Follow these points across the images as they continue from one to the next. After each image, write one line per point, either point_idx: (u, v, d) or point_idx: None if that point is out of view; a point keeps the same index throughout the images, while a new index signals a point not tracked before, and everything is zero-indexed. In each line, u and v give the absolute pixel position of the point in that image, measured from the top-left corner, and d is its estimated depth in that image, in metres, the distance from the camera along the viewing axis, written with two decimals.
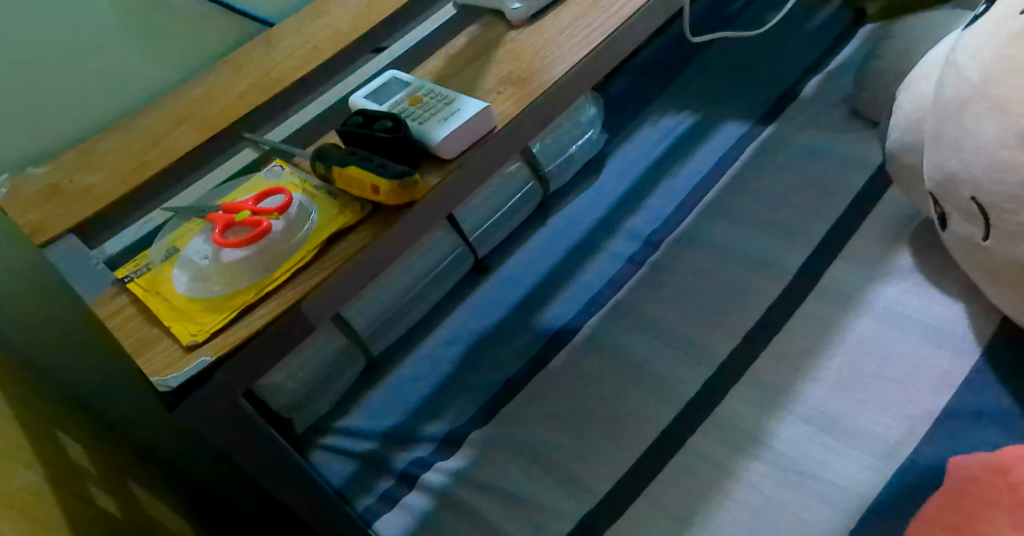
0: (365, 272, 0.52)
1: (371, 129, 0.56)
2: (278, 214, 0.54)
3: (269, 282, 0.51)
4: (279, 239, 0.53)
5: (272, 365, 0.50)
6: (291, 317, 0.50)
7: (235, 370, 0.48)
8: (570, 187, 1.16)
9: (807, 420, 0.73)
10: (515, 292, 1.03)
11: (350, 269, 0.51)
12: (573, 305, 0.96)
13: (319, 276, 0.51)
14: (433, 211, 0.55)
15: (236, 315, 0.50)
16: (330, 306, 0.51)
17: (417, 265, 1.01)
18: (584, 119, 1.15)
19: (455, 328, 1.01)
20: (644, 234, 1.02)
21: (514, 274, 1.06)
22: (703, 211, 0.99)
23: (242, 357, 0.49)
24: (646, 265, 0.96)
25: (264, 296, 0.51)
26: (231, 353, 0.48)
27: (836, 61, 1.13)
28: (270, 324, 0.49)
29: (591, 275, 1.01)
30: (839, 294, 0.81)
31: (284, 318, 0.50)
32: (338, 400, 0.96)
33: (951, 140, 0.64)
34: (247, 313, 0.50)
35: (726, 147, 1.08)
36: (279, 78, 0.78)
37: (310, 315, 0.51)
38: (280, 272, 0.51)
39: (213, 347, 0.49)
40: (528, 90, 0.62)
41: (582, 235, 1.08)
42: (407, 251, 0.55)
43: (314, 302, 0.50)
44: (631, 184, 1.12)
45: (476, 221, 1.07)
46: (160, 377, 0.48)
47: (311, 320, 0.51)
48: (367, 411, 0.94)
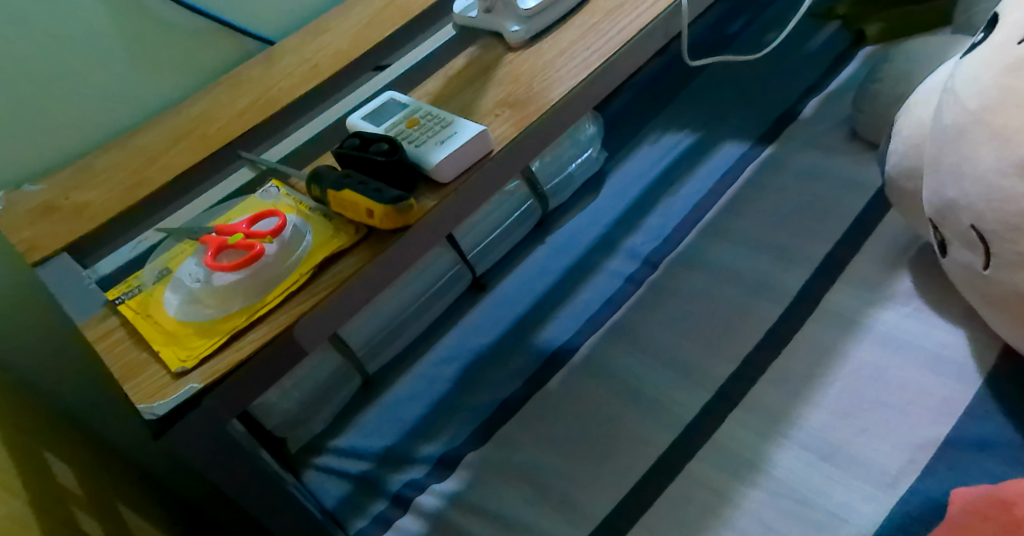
0: (359, 297, 0.52)
1: (367, 152, 0.56)
2: (272, 237, 0.53)
3: (261, 306, 0.51)
4: (272, 262, 0.52)
5: (262, 392, 0.50)
6: (281, 343, 0.49)
7: (226, 397, 0.48)
8: (570, 205, 1.16)
9: (807, 447, 0.72)
10: (513, 310, 1.03)
11: (345, 294, 0.51)
12: (572, 325, 0.96)
13: (312, 300, 0.50)
14: (429, 236, 0.55)
15: (227, 340, 0.49)
16: (323, 330, 0.51)
17: (415, 284, 1.01)
18: (583, 137, 1.15)
19: (453, 346, 1.00)
20: (643, 253, 1.02)
21: (513, 291, 1.06)
22: (702, 232, 0.99)
23: (232, 384, 0.48)
24: (645, 285, 0.96)
25: (255, 320, 0.50)
26: (222, 379, 0.48)
27: (836, 82, 1.14)
28: (262, 350, 0.49)
29: (590, 294, 1.00)
30: (840, 318, 0.80)
31: (276, 344, 0.49)
32: (334, 419, 0.95)
33: (950, 167, 0.64)
34: (238, 338, 0.49)
35: (726, 167, 1.08)
36: (278, 96, 0.78)
37: (304, 340, 0.50)
38: (272, 297, 0.51)
39: (203, 374, 0.48)
40: (526, 112, 0.62)
41: (582, 253, 1.08)
42: (402, 275, 0.54)
43: (306, 328, 0.50)
44: (631, 203, 1.12)
45: (474, 240, 1.07)
46: (147, 404, 0.47)
47: (303, 346, 0.50)
48: (363, 430, 0.93)
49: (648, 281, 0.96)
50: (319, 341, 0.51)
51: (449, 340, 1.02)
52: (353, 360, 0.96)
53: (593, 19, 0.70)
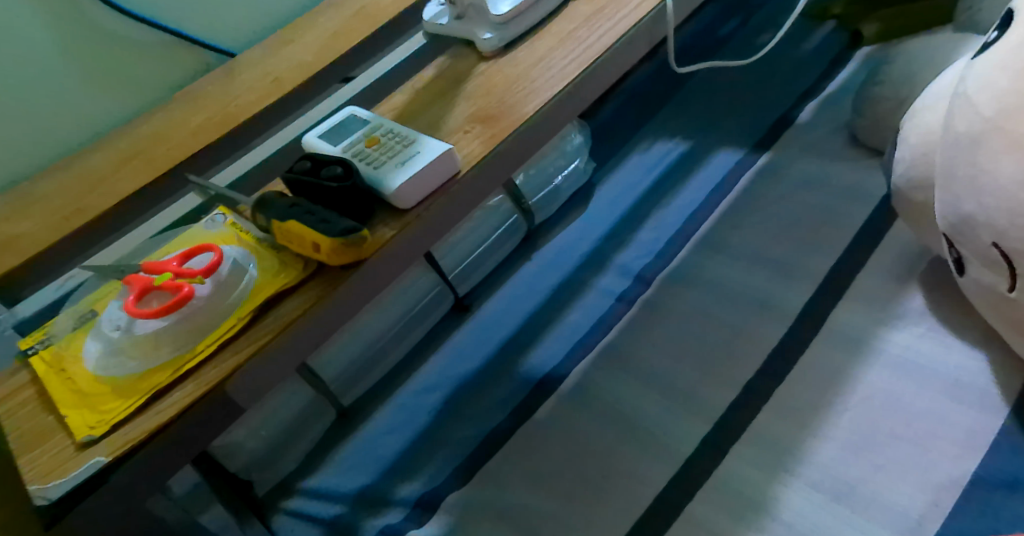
0: (303, 342, 0.46)
1: (318, 176, 0.50)
2: (204, 277, 0.47)
3: (189, 359, 0.45)
4: (203, 307, 0.46)
5: (186, 462, 0.44)
6: (207, 404, 0.43)
7: (138, 472, 0.42)
8: (557, 219, 1.11)
9: (816, 486, 0.66)
10: (499, 333, 0.97)
11: (286, 341, 0.45)
12: (561, 349, 0.90)
13: (247, 351, 0.44)
14: (387, 270, 0.49)
15: (146, 402, 0.43)
16: (260, 386, 0.45)
17: (393, 308, 0.95)
18: (570, 147, 1.11)
19: (434, 373, 0.94)
20: (635, 269, 0.97)
21: (498, 313, 1.00)
22: (696, 245, 0.95)
23: (151, 454, 0.42)
24: (637, 304, 0.91)
25: (181, 376, 0.44)
26: (134, 451, 0.42)
27: (833, 85, 1.09)
28: (186, 412, 0.43)
29: (579, 316, 0.95)
30: (848, 340, 0.75)
31: (203, 404, 0.43)
32: (307, 456, 0.88)
33: (965, 179, 0.58)
34: (158, 399, 0.43)
35: (719, 177, 1.03)
36: (236, 113, 0.72)
37: (237, 397, 0.44)
38: (202, 347, 0.45)
39: (112, 445, 0.42)
40: (498, 128, 0.56)
41: (570, 272, 1.02)
42: (356, 314, 0.48)
43: (240, 384, 0.44)
44: (621, 217, 1.07)
45: (456, 259, 1.02)
46: (41, 486, 0.42)
47: (238, 404, 0.44)
48: (336, 467, 0.86)
49: (640, 302, 0.91)
50: (254, 397, 0.45)
51: (430, 366, 0.95)
52: (326, 393, 0.90)
53: (571, 26, 0.65)
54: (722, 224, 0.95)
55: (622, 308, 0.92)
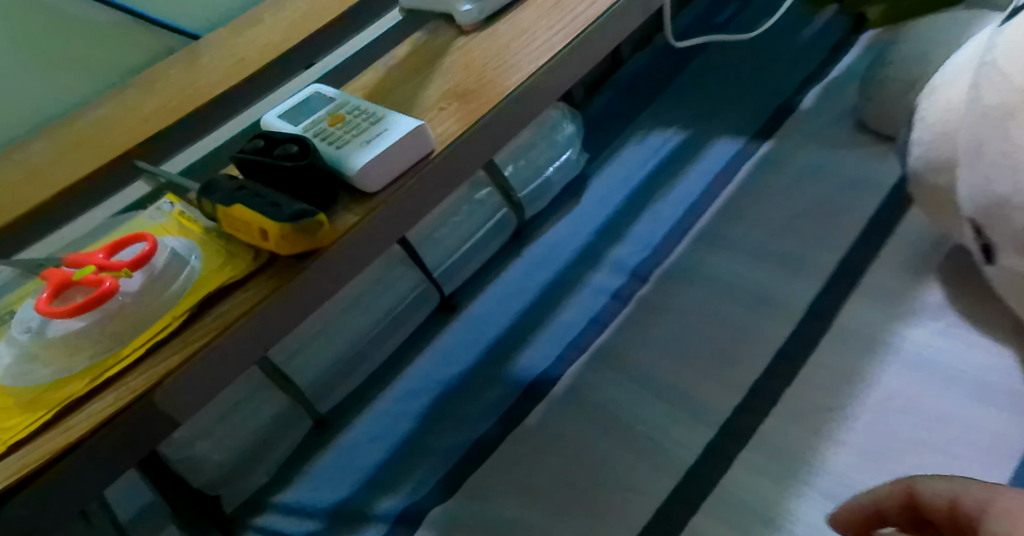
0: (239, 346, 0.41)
1: (270, 155, 0.44)
2: (130, 270, 0.43)
3: (110, 366, 0.40)
4: (130, 306, 0.42)
5: (103, 486, 0.39)
6: (128, 419, 0.38)
7: (41, 504, 0.37)
8: (548, 213, 1.05)
9: (831, 497, 0.60)
10: (486, 335, 0.91)
11: (222, 344, 0.40)
12: (552, 351, 0.84)
13: (177, 356, 0.40)
14: (348, 263, 0.44)
15: (59, 414, 0.39)
16: (193, 396, 0.40)
17: (374, 308, 0.90)
18: (561, 137, 1.05)
19: (418, 377, 0.88)
20: (631, 265, 0.92)
21: (486, 314, 0.94)
22: (695, 239, 0.89)
23: (61, 475, 0.37)
24: (632, 303, 0.85)
25: (100, 385, 0.40)
26: (35, 476, 0.37)
27: (836, 71, 1.03)
28: (105, 427, 0.38)
29: (571, 315, 0.89)
30: (862, 338, 0.69)
31: (124, 417, 0.38)
32: (281, 467, 0.82)
33: (996, 156, 0.52)
34: (70, 413, 0.39)
35: (719, 167, 0.98)
36: (194, 95, 0.66)
37: (164, 411, 0.39)
38: (128, 350, 0.41)
39: (7, 470, 0.37)
40: (478, 104, 0.51)
41: (562, 269, 0.96)
42: (310, 313, 0.43)
43: (168, 395, 0.39)
44: (615, 210, 1.01)
45: (440, 256, 0.96)
46: None
47: (168, 416, 0.39)
48: (313, 479, 0.80)
49: (636, 300, 0.85)
50: (186, 413, 0.40)
51: (415, 370, 0.89)
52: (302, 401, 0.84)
53: None
54: (721, 218, 0.90)
55: (617, 307, 0.86)
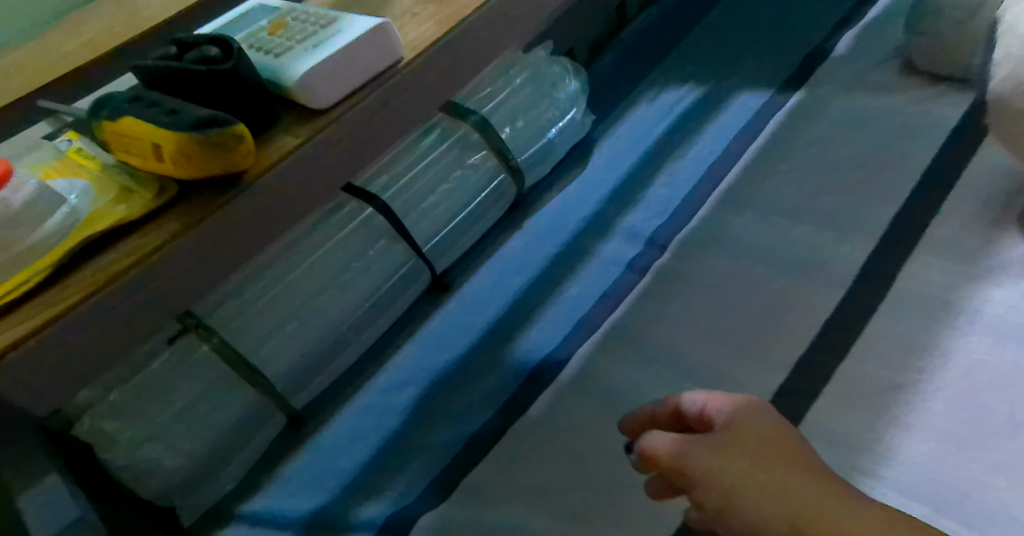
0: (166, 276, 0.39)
1: (185, 60, 0.40)
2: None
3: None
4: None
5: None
6: (24, 354, 0.35)
7: None
8: (551, 182, 0.94)
9: (909, 493, 0.49)
10: (483, 317, 0.81)
11: (115, 290, 0.37)
12: (559, 331, 0.74)
13: (55, 306, 0.36)
14: (270, 206, 0.41)
15: None
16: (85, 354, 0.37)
17: (355, 290, 0.79)
18: (564, 95, 0.94)
19: (407, 367, 0.78)
20: (645, 233, 0.80)
21: (482, 293, 0.84)
22: (720, 201, 0.78)
23: None
24: (649, 275, 0.74)
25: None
26: None
27: (874, 11, 0.92)
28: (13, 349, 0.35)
29: (579, 291, 0.78)
30: (930, 305, 0.58)
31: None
32: (248, 472, 0.72)
33: None
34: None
35: (743, 122, 0.87)
36: (122, 31, 0.55)
37: (82, 333, 0.37)
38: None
39: None
40: (452, 10, 0.47)
41: (567, 240, 0.86)
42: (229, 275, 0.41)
43: (41, 349, 0.35)
44: (626, 176, 0.90)
45: (430, 229, 0.85)
46: None
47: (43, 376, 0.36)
48: (285, 483, 0.70)
49: (653, 271, 0.74)
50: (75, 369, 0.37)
51: (399, 359, 0.79)
52: (274, 397, 0.73)
53: None
54: (750, 175, 0.79)
55: (634, 278, 0.75)
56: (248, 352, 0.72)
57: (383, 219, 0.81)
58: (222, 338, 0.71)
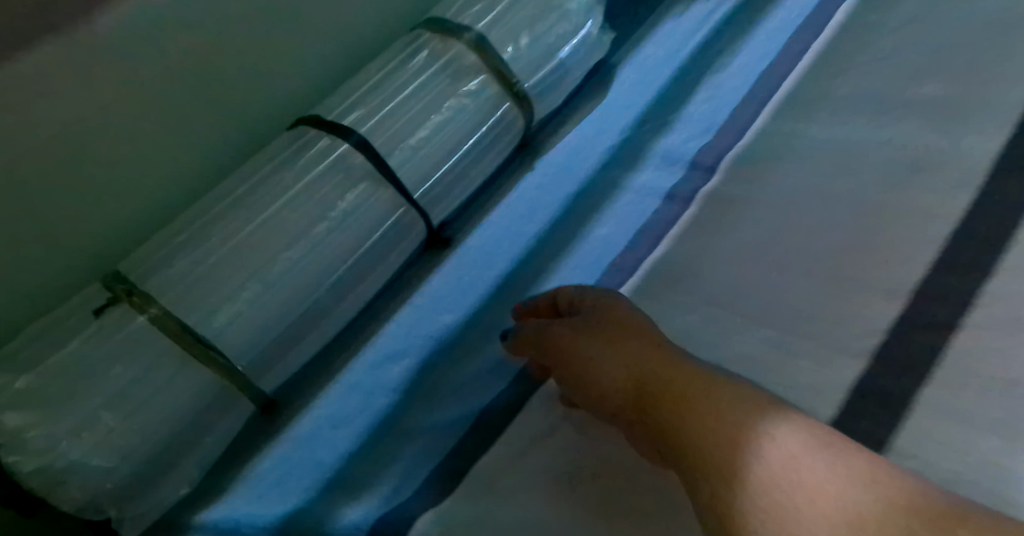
0: None
1: None
2: None
3: None
4: None
5: None
6: None
7: None
8: (558, 117, 0.81)
9: None
10: (500, 265, 0.72)
11: None
12: (587, 273, 0.67)
13: None
14: None
15: None
16: None
17: (330, 248, 0.65)
18: (576, 6, 0.77)
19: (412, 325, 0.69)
20: (687, 153, 0.71)
21: (499, 238, 0.74)
22: (781, 109, 0.69)
23: None
24: (696, 202, 0.66)
25: None
26: None
27: None
28: None
29: (610, 229, 0.70)
30: None
31: None
32: (220, 456, 0.64)
33: None
34: None
35: (791, 30, 0.76)
36: None
37: None
38: None
39: None
40: None
41: (590, 175, 0.76)
42: None
43: None
44: (653, 103, 0.79)
45: (421, 172, 0.70)
46: None
47: None
48: (272, 464, 0.63)
49: (701, 198, 0.66)
50: None
51: (406, 317, 0.70)
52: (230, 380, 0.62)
53: None
54: (799, 101, 0.69)
55: (673, 211, 0.67)
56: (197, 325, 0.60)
57: (360, 159, 0.67)
58: (161, 306, 0.59)
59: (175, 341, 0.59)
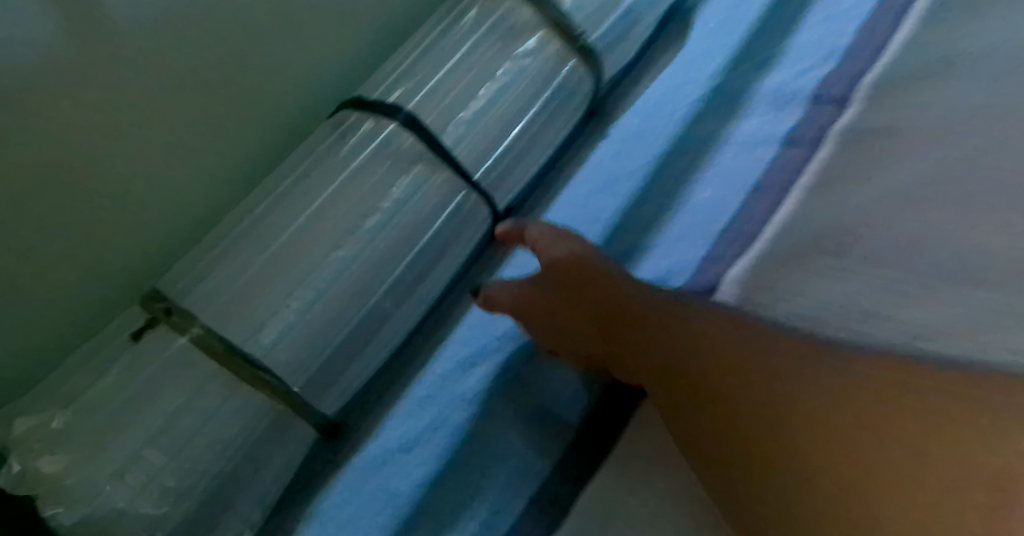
0: None
1: None
2: None
3: None
4: None
5: None
6: None
7: None
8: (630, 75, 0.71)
9: None
10: (592, 232, 0.67)
11: None
12: (698, 241, 0.61)
13: None
14: None
15: None
16: None
17: (385, 245, 0.57)
18: None
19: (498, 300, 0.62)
20: (799, 98, 0.65)
21: (589, 201, 0.68)
22: (917, 33, 0.61)
23: None
24: (831, 141, 0.59)
25: None
26: None
27: None
28: None
29: (713, 193, 0.64)
30: None
31: None
32: (283, 493, 0.56)
33: None
34: None
35: None
36: None
37: None
38: None
39: None
40: None
41: (679, 129, 0.70)
42: None
43: None
44: (734, 59, 0.73)
45: (480, 148, 0.61)
46: None
47: None
48: (357, 470, 0.56)
49: (835, 135, 0.59)
50: None
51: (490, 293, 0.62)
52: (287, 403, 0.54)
53: None
54: (938, 23, 0.60)
55: (799, 154, 0.60)
56: (244, 342, 0.52)
57: (412, 140, 0.59)
58: (203, 324, 0.52)
59: (221, 363, 0.52)
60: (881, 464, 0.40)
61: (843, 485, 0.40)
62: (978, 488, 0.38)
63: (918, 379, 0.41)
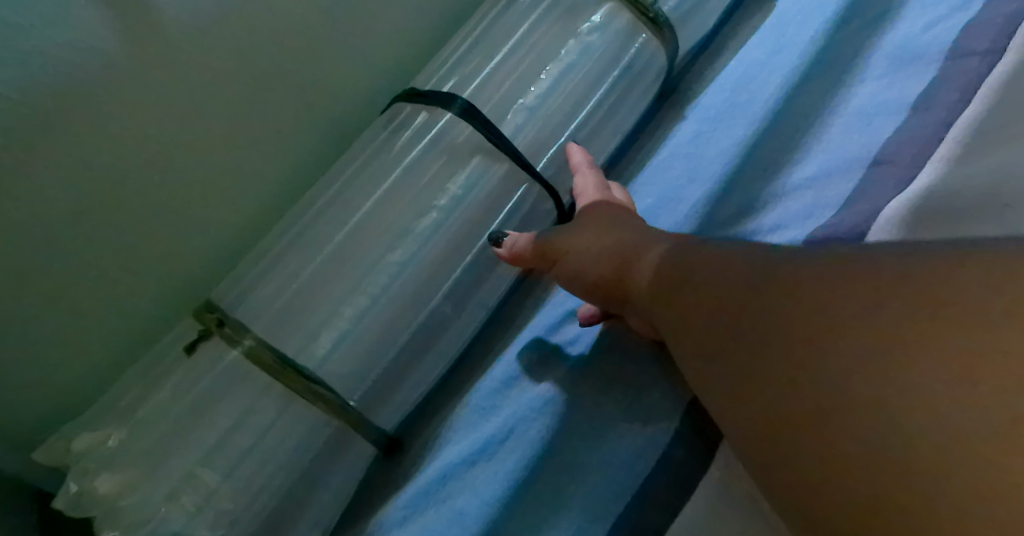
0: None
1: None
2: None
3: None
4: None
5: None
6: None
7: None
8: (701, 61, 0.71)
9: None
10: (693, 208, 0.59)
11: None
12: (810, 212, 0.52)
13: None
14: None
15: None
16: None
17: (448, 244, 0.53)
18: None
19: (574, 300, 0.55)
20: (927, 51, 0.58)
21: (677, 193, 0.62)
22: None
23: None
24: (973, 104, 0.51)
25: None
26: None
27: None
28: None
29: (834, 149, 0.56)
30: None
31: None
32: (343, 515, 0.52)
33: None
34: None
35: None
36: None
37: None
38: None
39: None
40: None
41: (777, 101, 0.63)
42: None
43: None
44: (839, 22, 0.66)
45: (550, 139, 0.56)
46: None
47: None
48: (415, 491, 0.50)
49: (979, 99, 0.51)
50: None
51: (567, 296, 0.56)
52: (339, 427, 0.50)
53: None
54: None
55: (928, 125, 0.52)
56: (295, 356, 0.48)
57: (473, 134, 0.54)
58: (256, 336, 0.48)
59: (275, 376, 0.48)
60: (914, 405, 0.31)
61: (896, 447, 0.31)
62: (949, 408, 0.30)
63: (929, 281, 0.32)
